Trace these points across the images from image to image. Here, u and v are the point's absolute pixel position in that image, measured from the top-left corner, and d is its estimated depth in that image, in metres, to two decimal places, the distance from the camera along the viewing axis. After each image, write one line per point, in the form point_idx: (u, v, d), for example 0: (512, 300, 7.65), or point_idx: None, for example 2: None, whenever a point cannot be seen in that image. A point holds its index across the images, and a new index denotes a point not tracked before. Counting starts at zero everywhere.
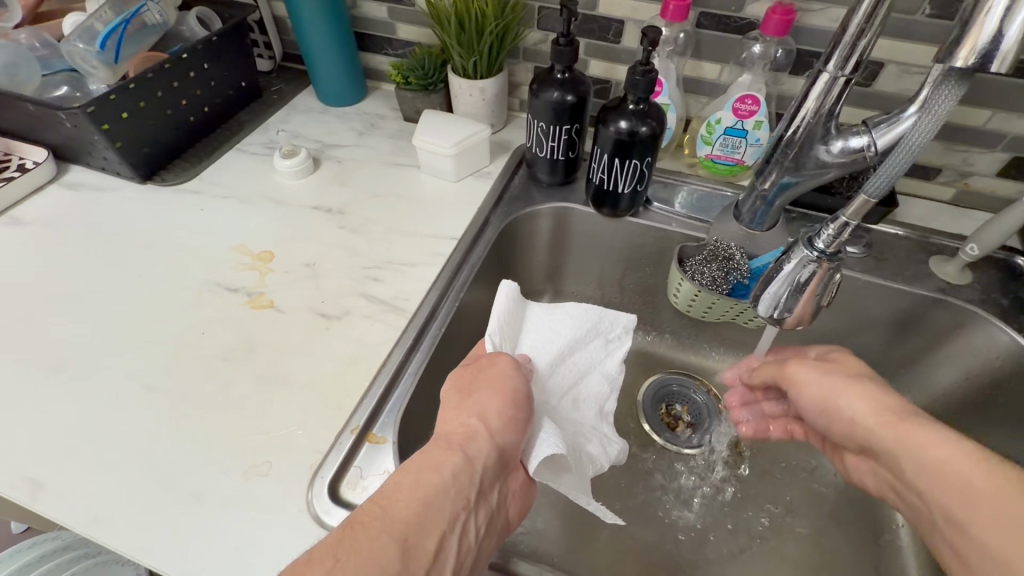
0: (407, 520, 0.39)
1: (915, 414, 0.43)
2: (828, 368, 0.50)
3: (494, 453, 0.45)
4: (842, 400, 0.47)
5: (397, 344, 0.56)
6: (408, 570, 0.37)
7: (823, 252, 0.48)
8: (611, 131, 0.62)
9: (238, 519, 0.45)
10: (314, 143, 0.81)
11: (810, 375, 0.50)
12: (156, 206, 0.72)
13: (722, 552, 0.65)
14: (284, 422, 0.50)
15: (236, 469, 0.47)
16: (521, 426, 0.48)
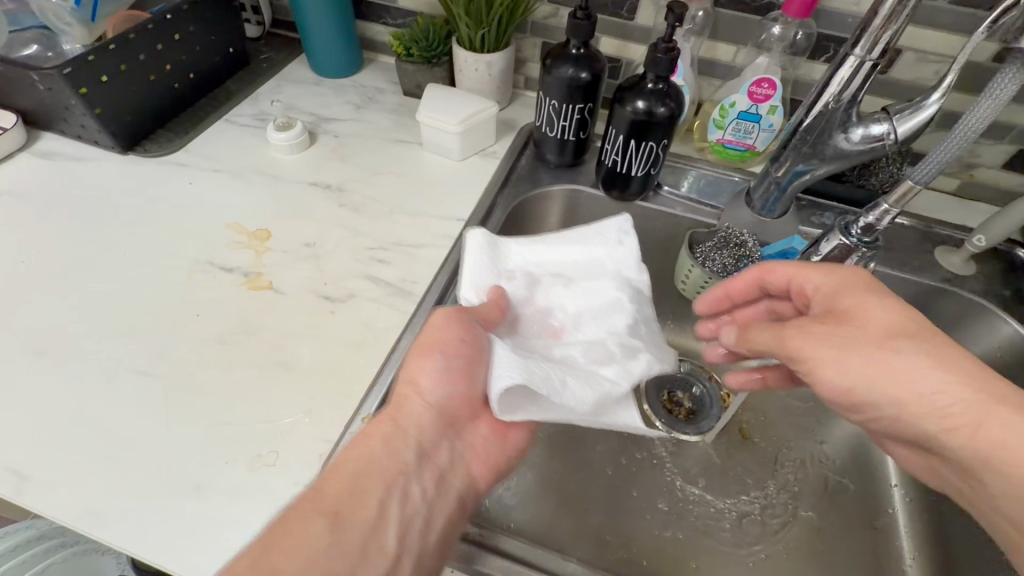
0: (338, 493, 0.40)
1: (999, 409, 0.36)
2: (842, 339, 0.41)
3: (435, 414, 0.46)
4: (875, 390, 0.40)
5: (407, 328, 0.53)
6: (343, 542, 0.38)
7: (863, 239, 0.51)
8: (629, 111, 0.60)
9: (246, 511, 0.42)
10: (308, 115, 0.77)
11: (824, 358, 0.41)
12: (140, 179, 0.67)
13: (727, 537, 0.65)
14: (290, 410, 0.48)
15: (240, 459, 0.45)
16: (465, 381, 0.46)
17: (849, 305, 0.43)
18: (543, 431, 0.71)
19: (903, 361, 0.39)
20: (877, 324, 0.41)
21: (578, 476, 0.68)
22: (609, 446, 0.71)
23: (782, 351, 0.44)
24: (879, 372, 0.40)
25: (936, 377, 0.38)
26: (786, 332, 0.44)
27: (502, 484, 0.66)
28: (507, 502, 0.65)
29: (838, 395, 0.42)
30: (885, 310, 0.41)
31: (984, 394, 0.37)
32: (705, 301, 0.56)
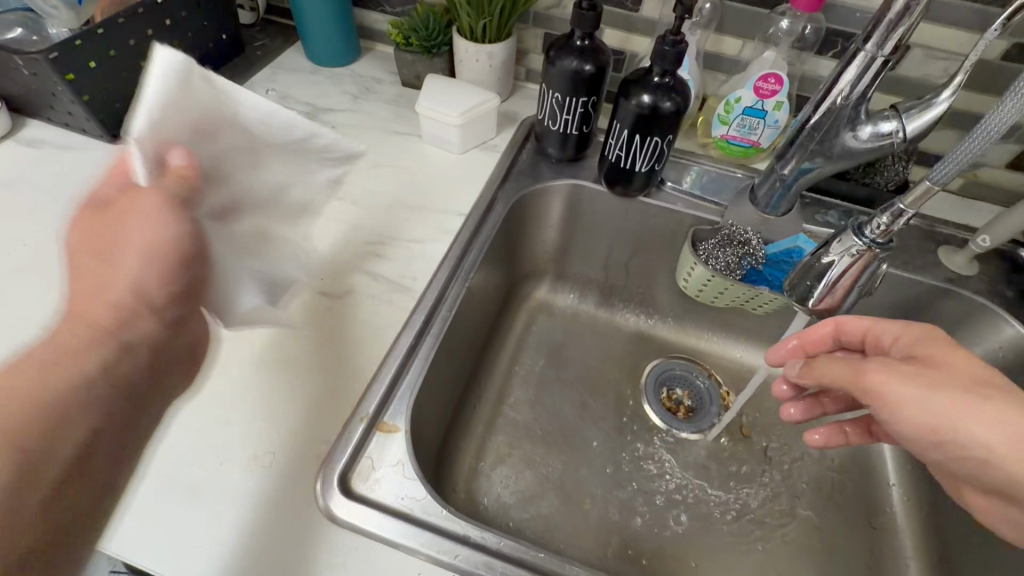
0: (28, 429, 0.31)
1: None
2: (930, 381, 0.39)
3: (113, 311, 0.35)
4: (961, 431, 0.37)
5: (406, 327, 0.52)
6: (34, 488, 0.30)
7: (877, 241, 0.48)
8: (634, 105, 0.58)
9: (240, 513, 0.41)
10: (305, 105, 0.75)
11: (907, 396, 0.39)
12: None
13: (726, 536, 0.65)
14: (286, 410, 0.47)
15: (235, 460, 0.44)
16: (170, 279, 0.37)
17: (931, 353, 0.42)
18: (543, 428, 0.71)
19: (993, 405, 0.37)
20: (961, 370, 0.39)
21: (578, 474, 0.67)
22: (609, 444, 0.71)
23: (858, 387, 0.41)
24: (966, 412, 0.37)
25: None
26: (866, 364, 0.41)
27: (502, 482, 0.65)
28: (506, 501, 0.64)
29: (919, 435, 0.39)
30: (972, 359, 0.40)
31: None
32: (778, 354, 0.53)
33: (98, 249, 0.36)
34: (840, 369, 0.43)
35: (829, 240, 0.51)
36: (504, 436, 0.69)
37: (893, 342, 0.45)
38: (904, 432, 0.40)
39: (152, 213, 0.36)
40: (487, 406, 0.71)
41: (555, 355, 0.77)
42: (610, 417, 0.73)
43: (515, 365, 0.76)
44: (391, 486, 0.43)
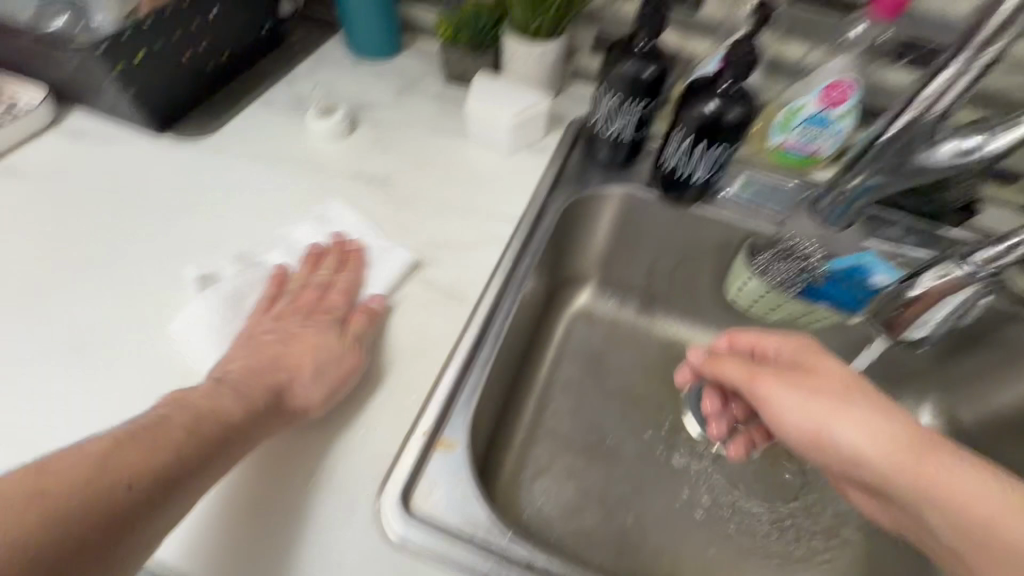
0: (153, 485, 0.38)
1: (937, 447, 0.42)
2: (813, 388, 0.47)
3: (268, 390, 0.45)
4: (838, 431, 0.45)
5: (462, 339, 0.51)
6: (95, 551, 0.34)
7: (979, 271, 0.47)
8: (695, 115, 0.56)
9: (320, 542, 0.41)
10: (348, 100, 0.73)
11: (792, 401, 0.47)
12: (176, 164, 0.64)
13: (772, 557, 0.63)
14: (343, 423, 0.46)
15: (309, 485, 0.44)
16: (326, 385, 0.46)
17: (811, 363, 0.49)
18: (585, 440, 0.69)
19: (860, 411, 0.44)
20: (834, 379, 0.47)
21: (620, 488, 0.66)
22: (652, 457, 0.69)
23: (748, 387, 0.50)
24: (839, 418, 0.45)
25: (888, 424, 0.43)
26: (763, 370, 0.50)
27: (544, 493, 0.64)
28: (549, 513, 0.63)
29: (803, 434, 0.47)
30: (838, 367, 0.48)
31: (914, 437, 0.42)
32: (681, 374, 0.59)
33: (266, 368, 0.47)
34: (737, 371, 0.51)
35: (916, 274, 0.50)
36: (545, 446, 0.68)
37: (775, 351, 0.52)
38: (791, 428, 0.48)
39: (325, 339, 0.49)
40: (528, 414, 0.70)
41: (595, 364, 0.76)
42: (651, 428, 0.71)
43: (556, 373, 0.74)
44: (451, 505, 0.42)
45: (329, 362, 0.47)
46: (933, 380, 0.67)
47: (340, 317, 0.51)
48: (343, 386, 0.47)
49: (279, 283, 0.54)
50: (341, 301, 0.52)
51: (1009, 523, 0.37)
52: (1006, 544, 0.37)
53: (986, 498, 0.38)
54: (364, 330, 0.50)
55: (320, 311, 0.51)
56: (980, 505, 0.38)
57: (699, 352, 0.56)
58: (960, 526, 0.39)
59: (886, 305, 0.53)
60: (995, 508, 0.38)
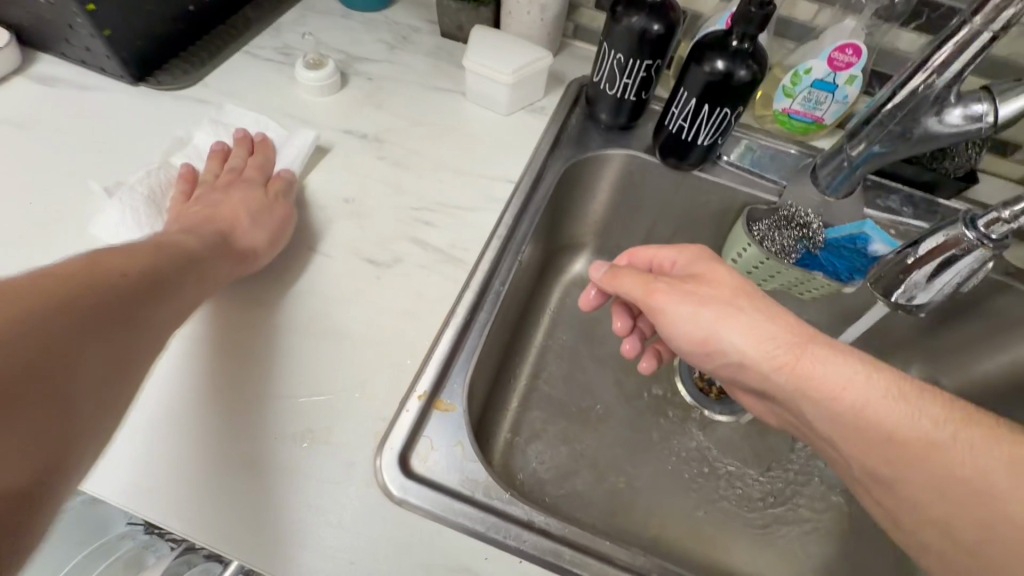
0: (132, 285, 0.41)
1: (814, 345, 0.43)
2: (702, 297, 0.46)
3: (206, 241, 0.49)
4: (729, 340, 0.45)
5: (459, 301, 0.50)
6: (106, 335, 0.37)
7: (988, 237, 0.45)
8: (706, 72, 0.54)
9: (289, 499, 0.40)
10: (338, 53, 0.70)
11: (687, 312, 0.46)
12: (154, 114, 0.61)
13: (758, 519, 0.65)
14: (339, 386, 0.45)
15: (274, 436, 0.43)
16: (262, 227, 0.51)
17: (703, 271, 0.48)
18: (578, 406, 0.70)
19: (745, 317, 0.45)
20: (725, 287, 0.46)
21: (613, 452, 0.67)
22: (644, 421, 0.70)
23: (643, 303, 0.48)
24: (728, 325, 0.45)
25: (769, 326, 0.44)
26: (657, 283, 0.47)
27: (538, 457, 0.65)
28: (542, 476, 0.63)
29: (698, 347, 0.47)
30: (731, 274, 0.47)
31: (794, 338, 0.43)
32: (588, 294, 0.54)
33: (211, 213, 0.53)
34: (632, 287, 0.48)
35: (919, 239, 0.48)
36: (539, 411, 0.68)
37: (673, 264, 0.51)
38: (683, 334, 0.47)
39: (249, 196, 0.53)
40: (522, 380, 0.70)
41: (590, 332, 0.75)
42: (643, 395, 0.72)
43: (550, 340, 0.74)
44: (448, 466, 0.42)
45: (264, 222, 0.51)
46: (921, 351, 0.68)
47: (261, 180, 0.55)
48: (283, 239, 0.52)
49: (189, 181, 0.56)
50: (257, 174, 0.56)
51: (878, 409, 0.40)
52: (873, 426, 0.40)
53: (858, 388, 0.41)
54: (284, 190, 0.54)
55: (243, 178, 0.56)
56: (863, 401, 0.40)
57: (599, 267, 0.51)
58: (847, 423, 0.41)
59: (889, 270, 0.51)
60: (865, 396, 0.40)
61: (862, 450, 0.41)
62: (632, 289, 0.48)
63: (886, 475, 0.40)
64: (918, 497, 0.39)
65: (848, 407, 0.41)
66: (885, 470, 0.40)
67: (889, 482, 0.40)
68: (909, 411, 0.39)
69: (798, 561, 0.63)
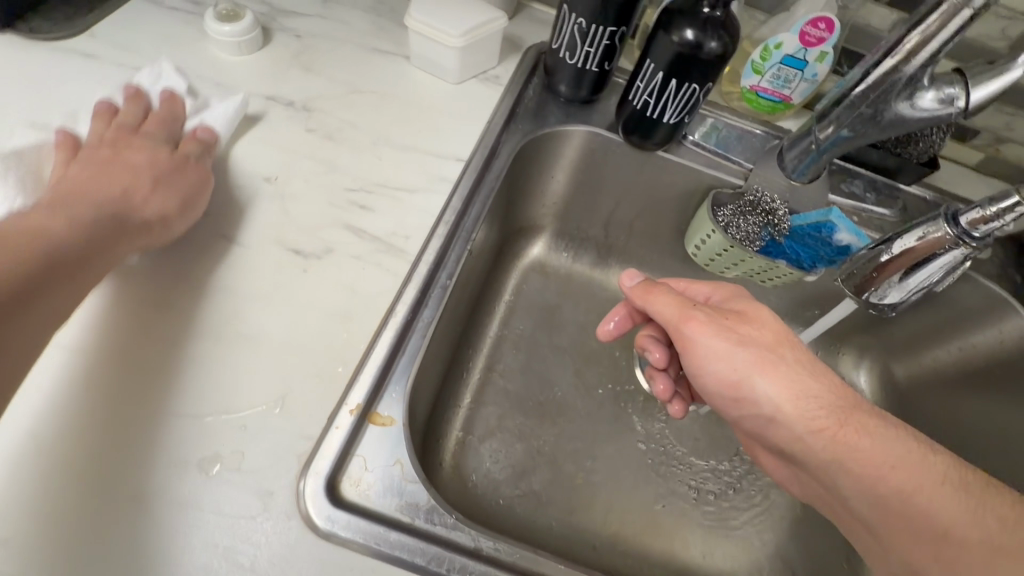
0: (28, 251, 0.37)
1: (863, 412, 0.44)
2: (742, 335, 0.46)
3: (102, 215, 0.41)
4: (761, 386, 0.45)
5: (400, 297, 0.44)
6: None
7: (968, 234, 0.44)
8: (674, 41, 0.49)
9: (155, 539, 0.34)
10: (259, 4, 0.60)
11: (720, 348, 0.46)
12: (30, 69, 0.51)
13: (715, 512, 0.64)
14: (258, 399, 0.39)
15: (156, 463, 0.36)
16: (172, 193, 0.44)
17: (743, 308, 0.49)
18: (533, 400, 0.66)
19: (785, 367, 0.46)
20: (767, 330, 0.47)
21: (569, 447, 0.64)
22: (604, 413, 0.67)
23: (672, 328, 0.48)
24: (765, 373, 0.45)
25: (813, 383, 0.45)
26: (694, 311, 0.47)
27: (491, 456, 0.61)
28: (496, 477, 0.60)
29: (724, 389, 0.47)
30: (774, 318, 0.48)
31: (842, 402, 0.44)
32: (619, 311, 0.56)
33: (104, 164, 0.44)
34: (668, 308, 0.48)
35: (893, 236, 0.47)
36: (493, 407, 0.64)
37: (706, 299, 0.52)
38: (712, 373, 0.47)
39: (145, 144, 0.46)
40: (476, 374, 0.65)
41: (547, 320, 0.71)
42: (603, 386, 0.69)
43: (506, 329, 0.69)
44: (385, 487, 0.37)
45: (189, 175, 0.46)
46: (875, 339, 0.68)
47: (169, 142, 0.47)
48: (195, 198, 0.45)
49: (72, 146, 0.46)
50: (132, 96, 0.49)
51: (929, 497, 0.40)
52: (916, 514, 0.40)
53: (906, 469, 0.41)
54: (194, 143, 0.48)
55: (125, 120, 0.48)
56: (905, 480, 0.41)
57: (633, 276, 0.51)
58: (889, 501, 0.41)
59: (861, 268, 0.49)
60: (912, 480, 0.41)
61: (902, 538, 0.41)
62: (669, 313, 0.48)
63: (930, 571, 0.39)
64: None
65: (888, 483, 0.41)
66: (929, 564, 0.39)
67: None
68: (964, 503, 0.39)
69: (753, 551, 0.62)
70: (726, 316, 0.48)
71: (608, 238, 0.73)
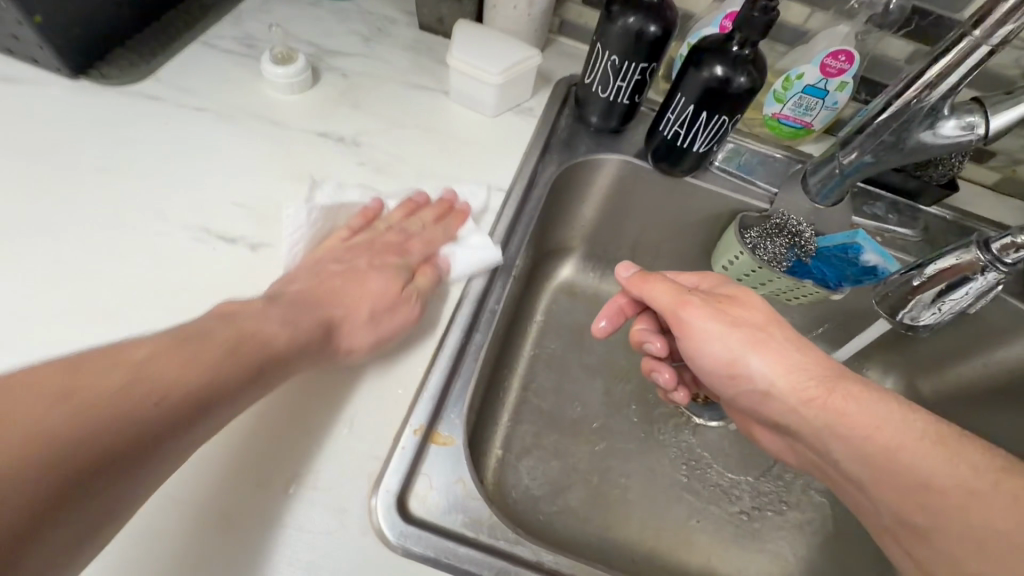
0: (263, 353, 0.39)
1: (848, 379, 0.44)
2: (735, 318, 0.47)
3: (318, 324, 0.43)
4: (754, 363, 0.46)
5: (453, 324, 0.47)
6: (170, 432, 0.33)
7: (999, 260, 0.46)
8: (704, 77, 0.52)
9: (249, 550, 0.38)
10: (308, 46, 0.64)
11: (715, 331, 0.47)
12: (104, 114, 0.55)
13: (748, 528, 0.65)
14: (346, 421, 0.43)
15: (287, 484, 0.40)
16: (378, 332, 0.45)
17: (734, 293, 0.50)
18: (567, 417, 0.68)
19: (778, 345, 0.46)
20: (758, 312, 0.48)
21: (604, 464, 0.65)
22: (636, 430, 0.69)
23: (667, 312, 0.49)
24: (757, 351, 0.46)
25: (802, 357, 0.46)
26: (689, 296, 0.48)
27: (530, 473, 0.62)
28: (535, 493, 0.61)
29: (722, 368, 0.48)
30: (762, 302, 0.48)
31: (829, 372, 0.45)
32: (612, 306, 0.55)
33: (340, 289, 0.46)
34: (664, 296, 0.49)
35: (923, 262, 0.49)
36: (529, 425, 0.66)
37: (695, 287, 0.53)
38: (708, 357, 0.48)
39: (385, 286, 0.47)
40: (512, 393, 0.67)
41: (578, 339, 0.73)
42: (633, 403, 0.70)
43: (538, 349, 0.71)
44: (447, 501, 0.40)
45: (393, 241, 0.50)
46: (900, 354, 0.69)
47: (408, 266, 0.49)
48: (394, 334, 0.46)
49: (370, 216, 0.52)
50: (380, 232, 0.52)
51: (914, 454, 0.40)
52: (904, 471, 0.40)
53: (892, 430, 0.42)
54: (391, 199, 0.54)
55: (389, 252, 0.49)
56: (892, 438, 0.41)
57: (629, 268, 0.52)
58: (879, 466, 0.42)
59: (896, 289, 0.52)
60: (899, 439, 0.41)
61: (893, 493, 0.41)
62: (662, 298, 0.49)
63: (921, 523, 0.40)
64: (947, 549, 0.38)
65: (883, 451, 0.41)
66: (916, 517, 0.40)
67: (922, 530, 0.40)
68: (950, 461, 0.40)
69: (786, 565, 0.63)
70: (718, 300, 0.49)
71: (634, 259, 0.75)
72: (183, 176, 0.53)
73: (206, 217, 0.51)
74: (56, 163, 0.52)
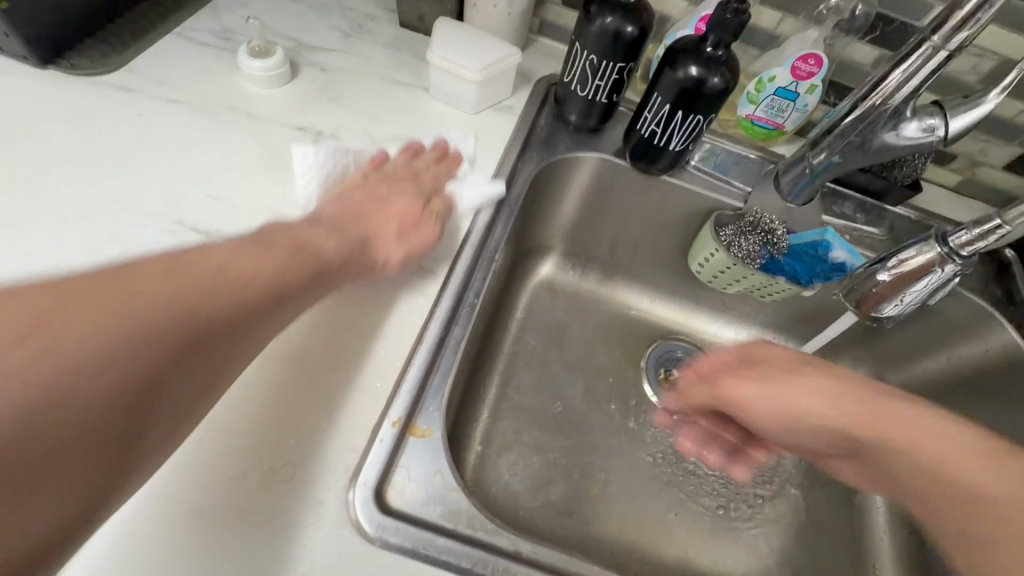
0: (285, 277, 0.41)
1: (883, 394, 0.41)
2: (762, 374, 0.45)
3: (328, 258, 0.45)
4: (800, 412, 0.43)
5: (432, 317, 0.48)
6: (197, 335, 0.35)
7: (957, 253, 0.48)
8: (679, 77, 0.53)
9: (245, 542, 0.38)
10: (286, 40, 0.64)
11: (755, 399, 0.45)
12: (73, 104, 0.54)
13: (724, 519, 0.66)
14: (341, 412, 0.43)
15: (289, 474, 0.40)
16: (406, 245, 0.50)
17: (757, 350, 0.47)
18: (547, 413, 0.68)
19: (813, 382, 0.43)
20: (779, 359, 0.46)
21: (583, 459, 0.66)
22: (616, 425, 0.69)
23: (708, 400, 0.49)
24: (798, 396, 0.43)
25: (837, 388, 0.42)
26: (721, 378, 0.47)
27: (510, 469, 0.63)
28: (515, 489, 0.61)
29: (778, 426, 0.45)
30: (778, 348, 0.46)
31: (857, 391, 0.42)
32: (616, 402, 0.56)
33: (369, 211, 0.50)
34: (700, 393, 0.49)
35: (886, 255, 0.51)
36: (510, 421, 0.66)
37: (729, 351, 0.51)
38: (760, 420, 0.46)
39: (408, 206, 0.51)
40: (492, 390, 0.67)
41: (558, 335, 0.74)
42: (612, 399, 0.71)
43: (519, 345, 0.71)
44: (426, 493, 0.40)
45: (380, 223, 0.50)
46: (868, 350, 0.71)
47: (425, 192, 0.53)
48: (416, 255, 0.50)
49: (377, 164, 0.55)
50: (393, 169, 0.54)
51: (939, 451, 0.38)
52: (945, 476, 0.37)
53: (941, 441, 0.38)
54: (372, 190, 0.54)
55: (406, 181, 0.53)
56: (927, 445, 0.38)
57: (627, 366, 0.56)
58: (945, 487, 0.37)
59: (861, 283, 0.53)
60: (948, 449, 0.38)
61: (946, 506, 0.37)
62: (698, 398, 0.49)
63: (983, 537, 0.35)
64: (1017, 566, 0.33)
65: (945, 468, 0.37)
66: (978, 531, 0.35)
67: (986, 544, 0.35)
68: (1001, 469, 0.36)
69: (761, 556, 0.64)
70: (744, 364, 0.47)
71: (614, 256, 0.76)
72: (157, 167, 0.52)
73: (182, 210, 0.50)
74: (24, 153, 0.51)
